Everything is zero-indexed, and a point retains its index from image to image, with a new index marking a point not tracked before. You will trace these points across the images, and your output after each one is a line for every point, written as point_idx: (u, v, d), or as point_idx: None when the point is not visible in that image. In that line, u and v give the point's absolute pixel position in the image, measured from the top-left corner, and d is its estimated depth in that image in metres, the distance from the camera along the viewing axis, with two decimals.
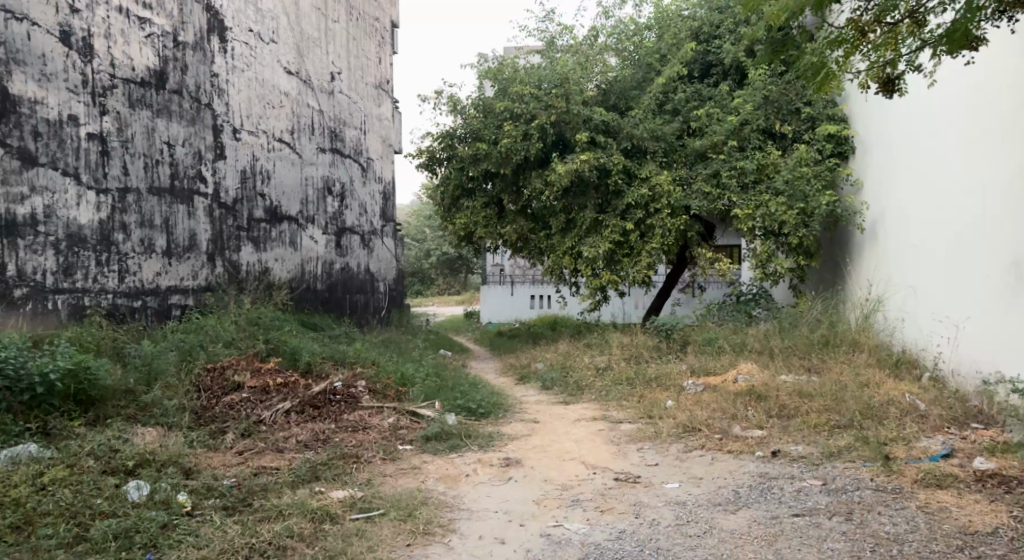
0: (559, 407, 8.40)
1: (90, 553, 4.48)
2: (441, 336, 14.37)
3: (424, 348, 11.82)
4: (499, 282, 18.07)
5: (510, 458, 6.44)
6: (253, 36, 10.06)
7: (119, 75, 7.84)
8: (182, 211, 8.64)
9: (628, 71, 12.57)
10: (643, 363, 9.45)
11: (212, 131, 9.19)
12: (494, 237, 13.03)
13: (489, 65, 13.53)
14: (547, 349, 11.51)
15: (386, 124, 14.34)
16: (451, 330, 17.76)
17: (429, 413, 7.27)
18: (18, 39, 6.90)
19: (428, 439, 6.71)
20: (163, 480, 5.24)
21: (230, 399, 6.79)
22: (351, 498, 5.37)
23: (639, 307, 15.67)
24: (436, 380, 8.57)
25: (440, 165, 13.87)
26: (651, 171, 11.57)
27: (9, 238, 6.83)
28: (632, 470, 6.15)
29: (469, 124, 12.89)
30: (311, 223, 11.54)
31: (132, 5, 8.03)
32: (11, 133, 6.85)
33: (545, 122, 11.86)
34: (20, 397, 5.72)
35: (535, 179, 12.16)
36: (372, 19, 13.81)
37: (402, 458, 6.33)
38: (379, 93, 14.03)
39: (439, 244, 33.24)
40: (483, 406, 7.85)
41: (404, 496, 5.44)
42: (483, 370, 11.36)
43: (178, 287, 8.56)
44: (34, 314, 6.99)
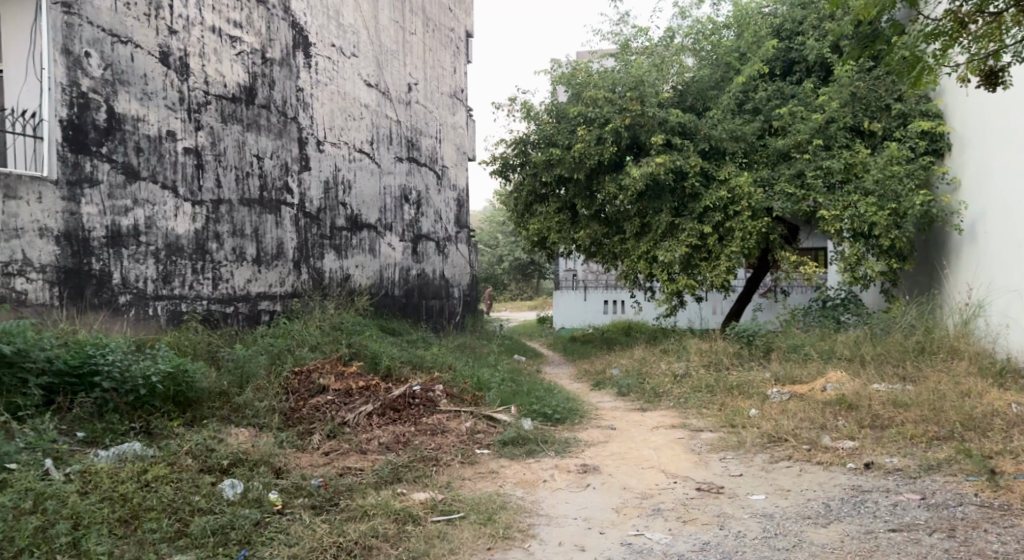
0: (637, 414, 8.40)
1: (190, 548, 4.70)
2: (516, 342, 14.41)
3: (499, 353, 11.96)
4: (572, 288, 18.13)
5: (589, 464, 6.46)
6: (336, 51, 10.39)
7: (213, 91, 8.21)
8: (270, 220, 9.00)
9: (705, 72, 12.44)
10: (724, 370, 9.32)
11: (298, 143, 9.53)
12: (567, 241, 13.11)
13: (563, 70, 13.58)
14: (624, 355, 11.49)
15: (460, 132, 14.56)
16: (525, 336, 17.85)
17: (506, 418, 7.37)
18: (123, 61, 7.25)
19: (505, 444, 6.80)
20: (255, 479, 5.45)
21: (317, 400, 7.01)
22: (432, 500, 5.49)
23: (718, 313, 15.51)
24: (512, 386, 8.67)
25: (513, 171, 14.04)
26: (730, 172, 11.38)
27: (115, 248, 7.16)
28: (714, 479, 6.10)
29: (543, 130, 13.08)
30: (389, 231, 11.83)
31: (225, 25, 8.39)
32: (117, 150, 7.18)
33: (619, 125, 11.82)
34: (125, 398, 6.01)
35: (609, 183, 12.13)
36: (447, 30, 14.07)
37: (480, 462, 6.43)
38: (454, 102, 14.28)
39: (512, 250, 33.46)
40: (559, 412, 7.91)
41: (483, 500, 5.55)
42: (557, 376, 11.44)
43: (266, 293, 8.91)
44: (136, 319, 7.32)
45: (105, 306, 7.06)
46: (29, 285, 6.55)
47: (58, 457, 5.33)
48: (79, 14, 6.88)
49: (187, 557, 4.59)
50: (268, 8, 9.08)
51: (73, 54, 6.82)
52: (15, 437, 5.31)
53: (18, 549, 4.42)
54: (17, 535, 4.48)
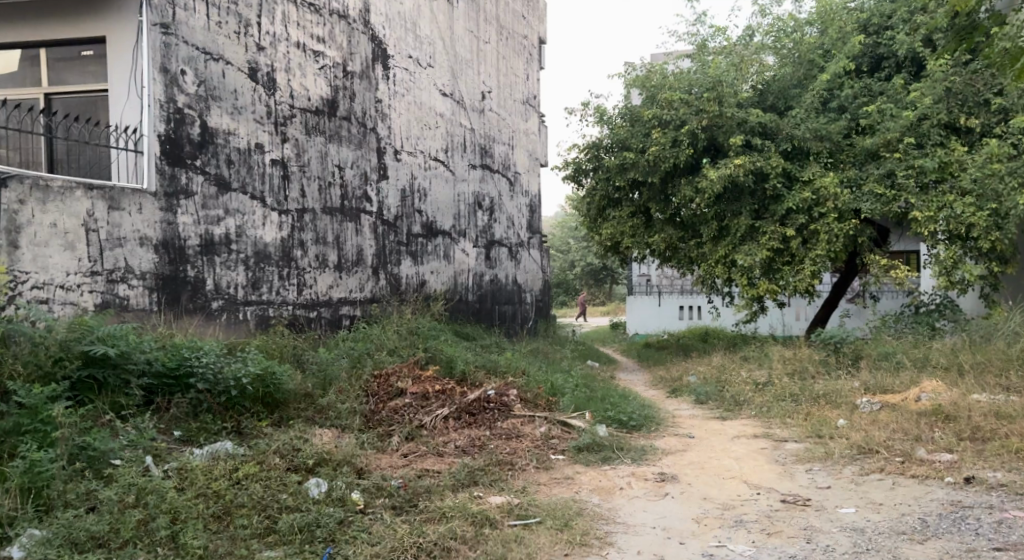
0: (716, 422, 8.34)
1: (279, 544, 4.87)
2: (590, 347, 14.42)
3: (573, 358, 12.03)
4: (646, 293, 18.03)
5: (666, 473, 6.47)
6: (413, 62, 10.67)
7: (297, 105, 8.56)
8: (350, 228, 9.33)
9: (787, 70, 12.26)
10: (809, 378, 9.15)
11: (376, 153, 9.85)
12: (641, 246, 13.13)
13: (637, 73, 13.58)
14: (701, 362, 11.37)
15: (533, 138, 14.70)
16: (599, 341, 17.85)
17: (580, 424, 7.41)
18: (216, 77, 7.59)
19: (581, 450, 6.85)
20: (339, 478, 5.64)
21: (395, 403, 7.18)
22: (508, 504, 5.57)
23: (801, 319, 15.19)
24: (586, 391, 8.72)
25: (586, 176, 14.15)
26: (814, 173, 11.20)
27: (208, 256, 7.49)
28: (800, 491, 6.03)
29: (616, 133, 13.14)
30: (464, 237, 12.05)
31: (309, 40, 8.73)
32: (210, 162, 7.52)
33: (696, 127, 11.74)
34: (218, 398, 6.29)
35: (685, 187, 12.03)
36: (520, 37, 14.23)
37: (555, 468, 6.50)
38: (527, 109, 14.42)
39: (584, 255, 33.43)
40: (634, 418, 7.91)
41: (560, 505, 5.61)
42: (632, 382, 11.43)
43: (347, 298, 9.24)
44: (228, 324, 7.65)
45: (199, 310, 7.38)
46: (131, 292, 6.80)
47: (156, 454, 5.55)
48: (177, 35, 7.19)
49: (276, 552, 4.75)
50: (349, 23, 9.41)
51: (170, 73, 7.13)
52: (119, 435, 5.53)
53: (123, 540, 4.59)
54: (121, 527, 4.65)
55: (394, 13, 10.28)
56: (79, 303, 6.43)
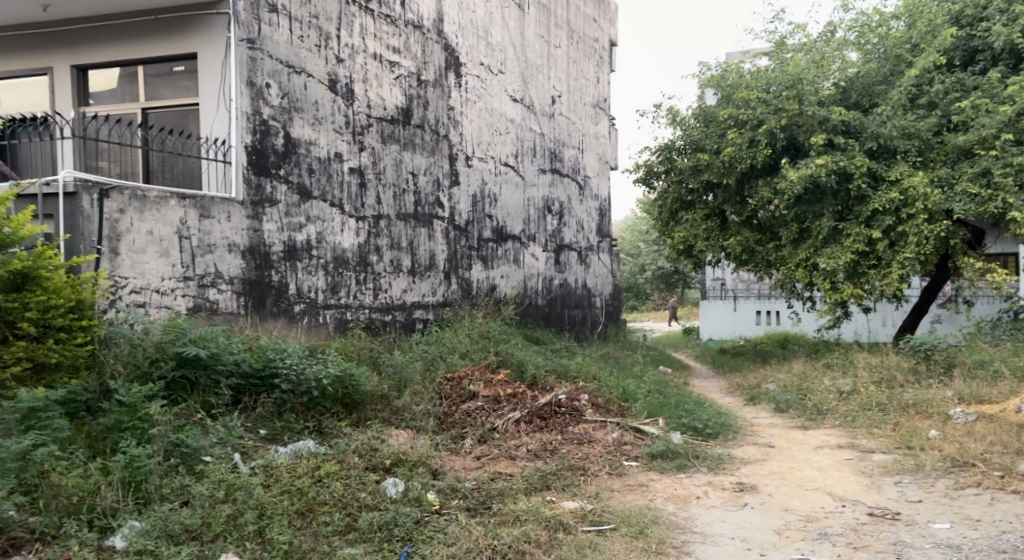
0: (797, 432, 8.23)
1: (359, 541, 4.95)
2: (661, 352, 14.31)
3: (645, 364, 11.99)
4: (721, 297, 17.81)
5: (744, 482, 6.43)
6: (485, 69, 10.87)
7: (374, 114, 8.86)
8: (423, 233, 9.64)
9: (872, 67, 11.97)
10: (897, 387, 8.91)
11: (448, 159, 10.11)
12: (717, 249, 12.96)
13: (712, 73, 13.45)
14: (780, 369, 11.19)
15: (603, 141, 14.71)
16: (671, 346, 17.72)
17: (653, 430, 7.41)
18: (298, 89, 7.88)
19: (654, 457, 6.86)
20: (415, 479, 5.76)
21: (468, 406, 7.33)
22: (582, 510, 5.62)
23: (887, 325, 14.79)
24: (659, 397, 8.71)
25: (658, 179, 14.09)
26: (902, 173, 10.88)
27: (291, 261, 7.80)
28: (888, 505, 5.92)
29: (690, 134, 13.12)
30: (534, 241, 12.20)
31: (385, 51, 9.00)
32: (293, 172, 7.81)
33: (774, 126, 11.62)
34: (301, 398, 6.53)
35: (763, 188, 11.94)
36: (592, 39, 14.29)
37: (628, 474, 6.52)
38: (597, 112, 14.44)
39: (655, 259, 33.19)
40: (710, 426, 7.86)
41: (635, 513, 5.63)
42: (707, 389, 11.33)
43: (420, 302, 9.57)
44: (309, 326, 7.96)
45: (282, 313, 7.68)
46: (220, 296, 7.09)
47: (244, 452, 5.76)
48: (262, 49, 7.46)
49: (357, 549, 4.84)
50: (423, 33, 9.65)
51: (256, 86, 7.42)
52: (210, 433, 5.74)
53: (214, 534, 4.73)
54: (212, 521, 4.79)
55: (467, 20, 10.48)
56: (173, 306, 6.67)
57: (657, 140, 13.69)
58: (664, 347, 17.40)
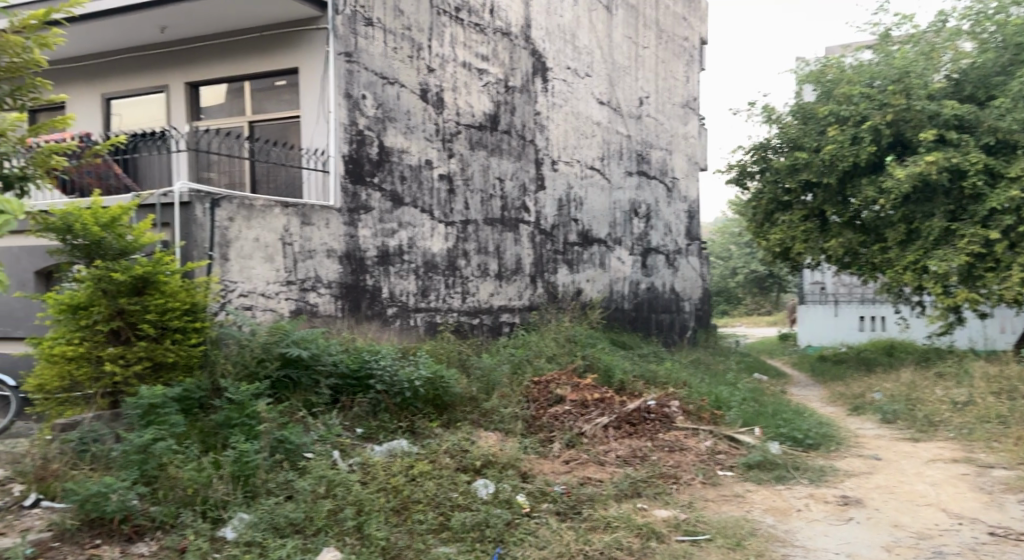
0: (907, 444, 8.00)
1: (452, 541, 5.04)
2: (755, 358, 14.04)
3: (739, 371, 11.77)
4: (821, 302, 17.37)
5: (848, 496, 6.28)
6: (572, 73, 10.95)
7: (463, 121, 9.06)
8: (510, 238, 9.80)
9: (988, 56, 11.32)
10: (1019, 399, 8.50)
11: (535, 164, 10.24)
12: (815, 251, 12.61)
13: (811, 68, 13.15)
14: (887, 378, 10.83)
15: (693, 142, 14.57)
16: (767, 353, 17.31)
17: (750, 439, 7.31)
18: (392, 100, 8.13)
19: (750, 467, 6.78)
20: (505, 481, 5.84)
21: (556, 410, 7.40)
22: (675, 519, 5.58)
23: (1007, 332, 14.18)
24: (755, 405, 8.59)
25: (752, 179, 13.90)
26: (1023, 169, 10.35)
27: (384, 266, 8.07)
28: (1010, 524, 5.71)
29: (787, 133, 12.88)
30: (620, 244, 12.20)
31: (474, 59, 9.20)
32: (386, 179, 8.07)
33: (880, 122, 11.32)
34: (394, 399, 6.74)
35: (867, 187, 11.67)
36: (681, 39, 14.19)
37: (723, 484, 6.46)
38: (686, 112, 14.32)
39: (748, 262, 32.45)
40: (810, 437, 7.69)
41: (730, 523, 5.55)
42: (807, 398, 11.07)
43: (507, 306, 9.73)
44: (401, 329, 8.22)
45: (376, 317, 7.95)
46: (320, 299, 7.40)
47: (342, 449, 5.97)
48: (359, 62, 7.75)
49: (450, 548, 4.93)
50: (511, 40, 9.80)
51: (353, 97, 7.70)
52: (311, 430, 6.01)
53: (317, 528, 4.92)
54: (315, 515, 5.00)
55: (554, 25, 10.59)
56: (277, 309, 7.00)
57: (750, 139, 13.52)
58: (758, 354, 17.01)
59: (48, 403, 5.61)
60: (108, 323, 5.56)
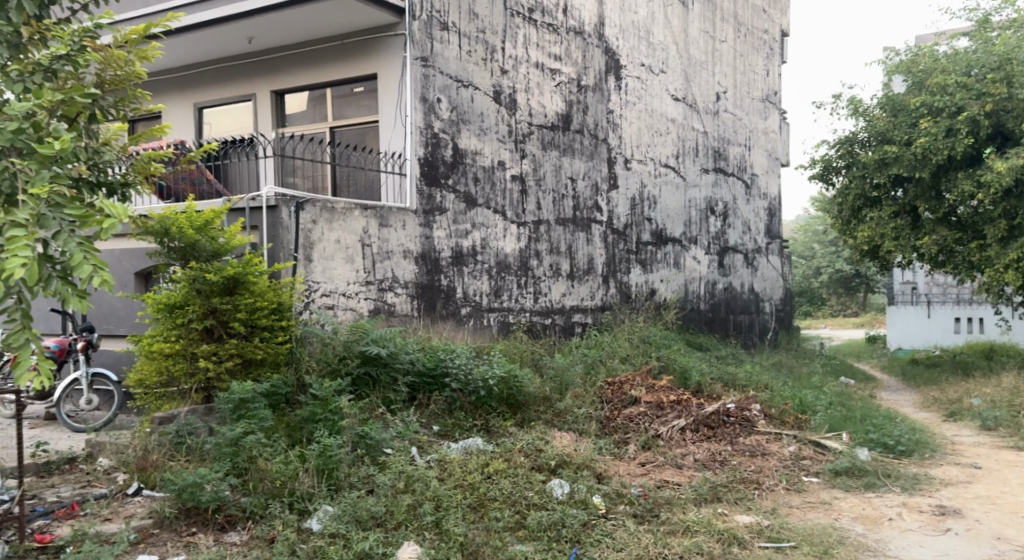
0: (1009, 453, 7.71)
1: (529, 539, 5.08)
2: (840, 361, 13.67)
3: (824, 375, 11.47)
4: (912, 303, 16.90)
5: (944, 506, 6.09)
6: (646, 70, 10.91)
7: (535, 122, 9.14)
8: (582, 237, 9.84)
9: None
10: None
11: (607, 163, 10.24)
12: (907, 248, 12.12)
13: (901, 58, 12.79)
14: (987, 384, 10.41)
15: (773, 136, 14.32)
16: (854, 355, 16.77)
17: (836, 445, 7.19)
18: (466, 102, 8.27)
19: (838, 474, 6.65)
20: (580, 482, 5.85)
21: (630, 412, 7.39)
22: (758, 525, 5.49)
23: None
24: (842, 410, 8.40)
25: (837, 175, 13.55)
26: None
27: (458, 266, 8.21)
28: None
29: (874, 126, 12.53)
30: (695, 244, 12.08)
31: (547, 59, 9.27)
32: (460, 181, 8.21)
33: (978, 112, 10.95)
34: (469, 397, 6.86)
35: (963, 181, 11.26)
36: (760, 32, 13.96)
37: (808, 491, 6.35)
38: (766, 106, 14.08)
39: (832, 261, 31.54)
40: (902, 443, 7.48)
41: (817, 531, 5.44)
42: (899, 403, 10.73)
43: (579, 306, 9.77)
44: (474, 328, 8.35)
45: (451, 316, 8.10)
46: (397, 299, 7.59)
47: (420, 446, 6.09)
48: (434, 66, 7.90)
49: (527, 547, 4.96)
50: (584, 38, 9.83)
51: (428, 101, 7.85)
52: (390, 427, 6.16)
53: (397, 522, 4.99)
54: (395, 509, 5.06)
55: (628, 22, 10.57)
56: (357, 308, 7.22)
57: (835, 133, 13.15)
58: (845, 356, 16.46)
59: (147, 397, 5.93)
60: (202, 322, 5.84)
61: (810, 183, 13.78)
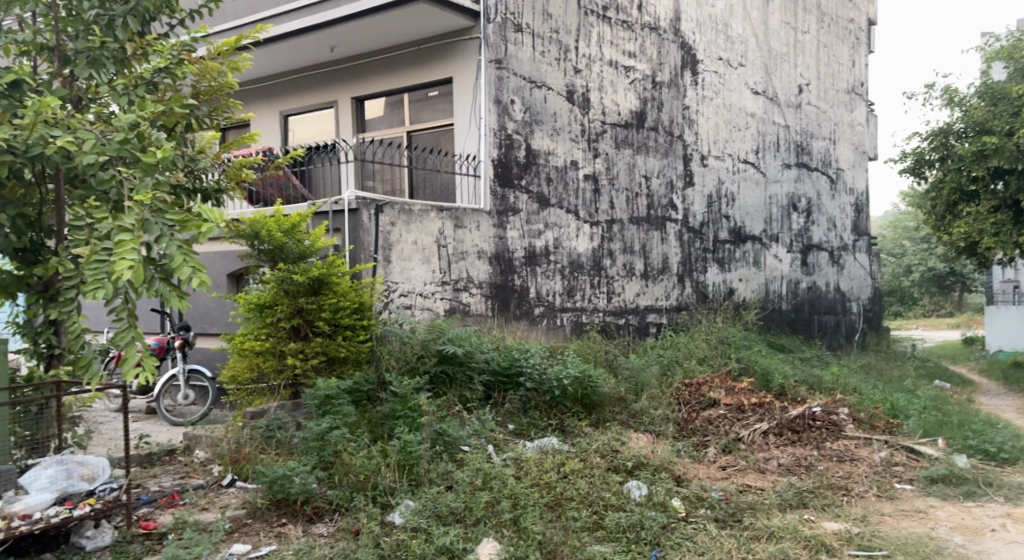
0: None
1: (607, 540, 5.11)
2: (931, 363, 13.23)
3: (917, 378, 11.10)
4: (1013, 304, 16.21)
5: None
6: (723, 64, 10.80)
7: (609, 120, 9.15)
8: (656, 237, 9.80)
9: None
10: None
11: (683, 160, 10.17)
12: (1008, 244, 11.63)
13: (1000, 44, 12.48)
14: None
15: (860, 129, 13.94)
16: (948, 357, 16.16)
17: (932, 451, 7.00)
18: (539, 103, 8.34)
19: (933, 481, 6.46)
20: (658, 484, 5.85)
21: (709, 413, 7.33)
22: (848, 533, 5.38)
23: None
24: (937, 416, 8.17)
25: (930, 168, 13.25)
26: None
27: (531, 266, 8.29)
28: None
29: (971, 116, 12.15)
30: (777, 241, 11.89)
31: (621, 56, 9.28)
32: (533, 181, 8.28)
33: None
34: (544, 397, 6.93)
35: None
36: (846, 21, 13.62)
37: (901, 498, 6.20)
38: (852, 98, 13.73)
39: (925, 259, 30.47)
40: (1004, 451, 7.23)
41: (911, 541, 5.29)
42: (998, 408, 10.32)
43: (654, 306, 9.74)
44: (547, 328, 8.43)
45: (524, 316, 8.19)
46: (471, 299, 7.71)
47: (497, 444, 6.18)
48: (508, 68, 8.00)
49: (606, 547, 4.99)
50: (660, 34, 9.79)
51: (502, 103, 7.95)
52: (466, 424, 6.27)
53: (476, 518, 5.07)
54: (474, 506, 5.15)
55: (705, 16, 10.48)
56: (434, 308, 7.37)
57: (930, 124, 12.83)
58: (938, 359, 15.89)
59: (239, 393, 6.17)
60: (289, 321, 6.08)
61: (902, 176, 13.55)
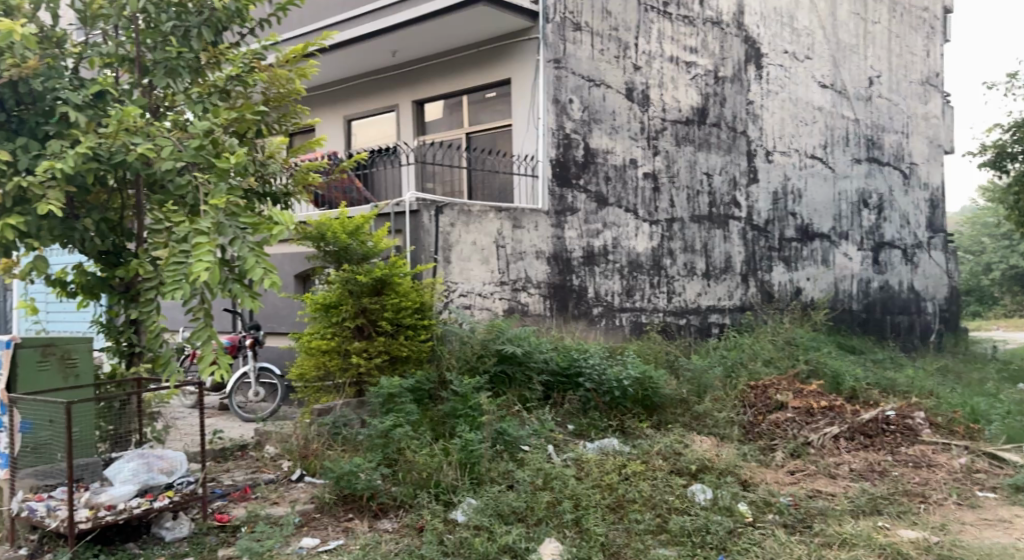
0: None
1: (671, 544, 5.10)
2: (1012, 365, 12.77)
3: (999, 381, 10.71)
4: None
5: None
6: (789, 57, 10.63)
7: (669, 117, 9.09)
8: (718, 235, 9.70)
9: None
10: None
11: (747, 156, 10.04)
12: None
13: None
14: None
15: (935, 122, 13.52)
16: None
17: (1015, 458, 6.79)
18: (598, 102, 8.34)
19: (1017, 489, 6.25)
20: (723, 488, 5.79)
21: (776, 417, 7.24)
22: (925, 541, 5.23)
23: None
24: (1021, 421, 7.89)
25: (1013, 160, 12.77)
26: None
27: (590, 266, 8.30)
28: None
29: None
30: (847, 239, 11.64)
31: (682, 52, 9.21)
32: (591, 181, 8.29)
33: None
34: (604, 397, 6.94)
35: None
36: (920, 10, 13.22)
37: (982, 507, 6.01)
38: (927, 90, 13.33)
39: (1007, 257, 29.31)
40: None
41: (994, 550, 5.11)
42: None
43: (716, 306, 9.64)
44: (607, 328, 8.43)
45: (583, 316, 8.21)
46: (530, 299, 7.76)
47: (556, 444, 6.21)
48: (566, 67, 8.02)
49: (670, 550, 4.97)
50: (722, 28, 9.69)
51: (560, 102, 7.98)
52: (526, 424, 6.31)
53: (537, 518, 5.11)
54: (535, 506, 5.19)
55: (770, 9, 10.32)
56: (493, 308, 7.44)
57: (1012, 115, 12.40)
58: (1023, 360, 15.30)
59: (307, 390, 6.34)
60: (354, 320, 6.24)
61: (982, 169, 13.09)
